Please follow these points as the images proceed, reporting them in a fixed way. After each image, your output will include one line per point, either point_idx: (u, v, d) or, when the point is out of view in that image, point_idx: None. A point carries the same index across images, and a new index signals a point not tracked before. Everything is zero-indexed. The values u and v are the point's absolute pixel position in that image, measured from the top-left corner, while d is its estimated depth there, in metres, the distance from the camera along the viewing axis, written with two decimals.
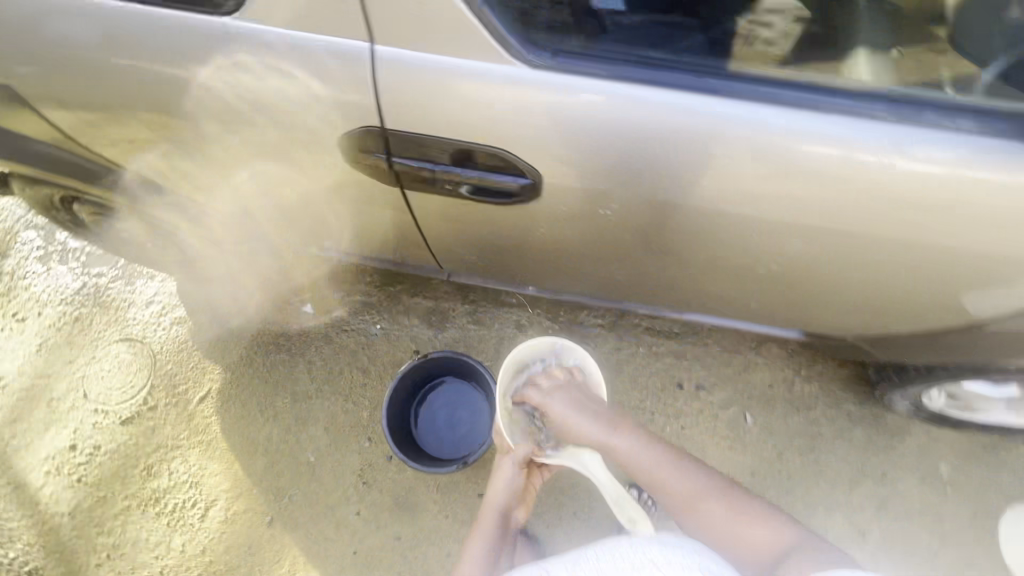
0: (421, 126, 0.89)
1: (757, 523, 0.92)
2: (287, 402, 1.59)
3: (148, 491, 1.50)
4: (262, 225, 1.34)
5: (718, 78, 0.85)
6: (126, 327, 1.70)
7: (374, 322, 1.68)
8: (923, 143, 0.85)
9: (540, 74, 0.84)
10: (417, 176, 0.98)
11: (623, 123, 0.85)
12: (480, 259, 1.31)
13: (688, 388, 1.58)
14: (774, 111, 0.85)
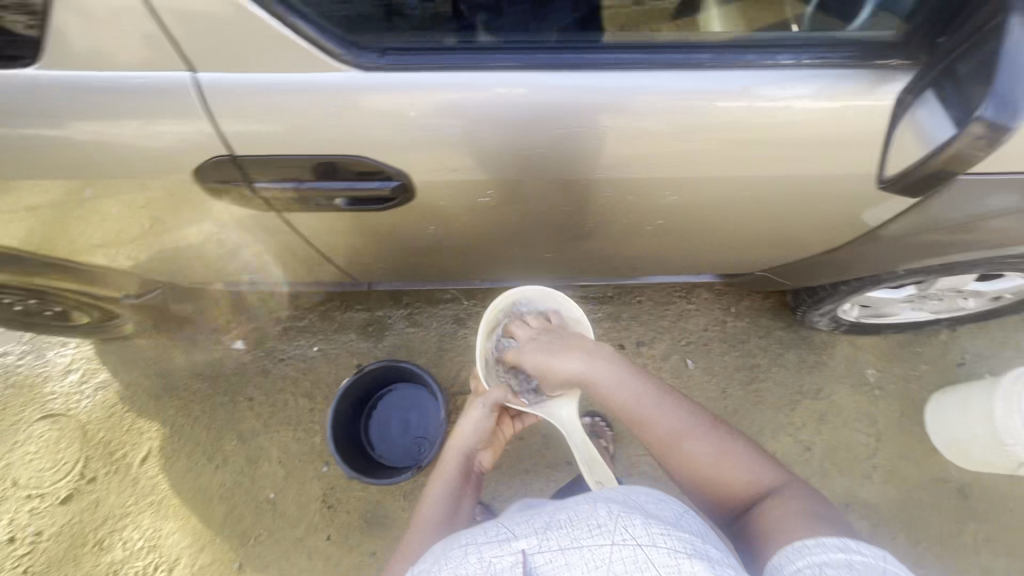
0: (278, 146, 0.86)
1: (736, 464, 0.90)
2: (234, 444, 1.54)
3: (103, 566, 1.43)
4: (162, 271, 1.27)
5: (551, 51, 0.83)
6: (47, 403, 1.60)
7: (310, 345, 1.64)
8: (774, 85, 0.83)
9: (382, 79, 0.82)
10: (287, 197, 0.95)
11: (469, 111, 0.84)
12: (397, 264, 1.29)
13: (629, 347, 1.63)
14: (620, 77, 0.83)
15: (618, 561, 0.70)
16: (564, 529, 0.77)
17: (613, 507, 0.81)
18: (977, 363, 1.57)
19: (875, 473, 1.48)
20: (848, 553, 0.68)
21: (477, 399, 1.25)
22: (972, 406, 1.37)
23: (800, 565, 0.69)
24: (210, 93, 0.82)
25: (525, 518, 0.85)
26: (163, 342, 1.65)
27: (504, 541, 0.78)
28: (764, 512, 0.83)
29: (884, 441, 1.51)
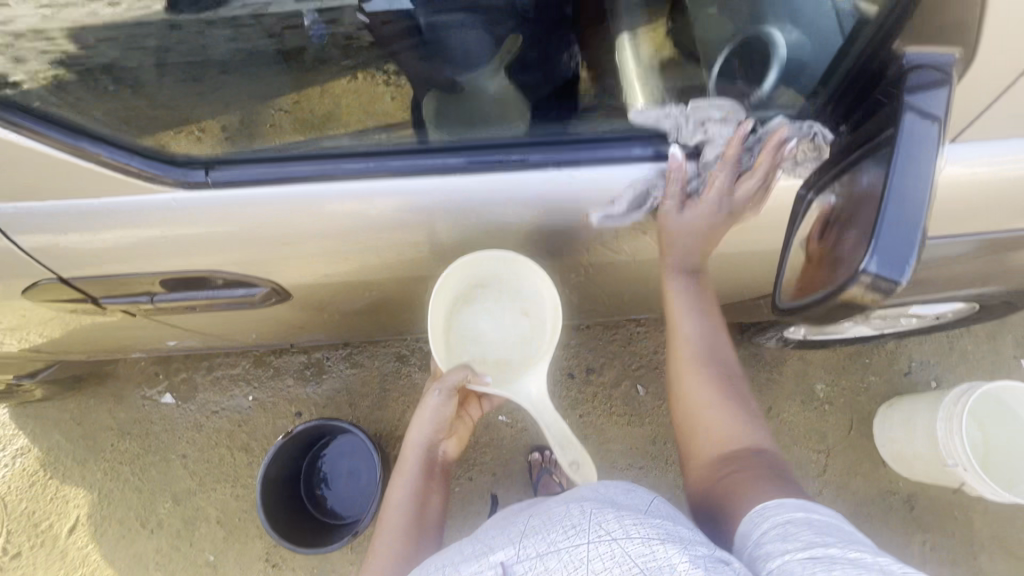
0: (142, 250, 0.81)
1: (721, 415, 0.81)
2: (169, 506, 1.47)
3: None
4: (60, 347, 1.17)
5: (394, 157, 0.78)
6: None
7: (245, 395, 1.56)
8: (676, 173, 0.77)
9: (248, 193, 0.78)
10: (177, 308, 0.95)
11: (321, 218, 0.80)
12: (320, 322, 1.20)
13: (579, 375, 1.58)
14: (502, 175, 0.77)
15: (597, 557, 0.59)
16: (539, 534, 0.66)
17: (585, 504, 0.70)
18: (923, 371, 1.57)
19: (825, 489, 1.48)
20: (806, 512, 0.63)
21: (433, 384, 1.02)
22: (917, 421, 1.38)
23: (764, 529, 0.62)
24: (71, 212, 0.78)
25: (498, 533, 0.74)
26: (85, 401, 1.54)
27: (475, 559, 0.68)
28: (733, 471, 0.74)
29: (834, 456, 1.51)
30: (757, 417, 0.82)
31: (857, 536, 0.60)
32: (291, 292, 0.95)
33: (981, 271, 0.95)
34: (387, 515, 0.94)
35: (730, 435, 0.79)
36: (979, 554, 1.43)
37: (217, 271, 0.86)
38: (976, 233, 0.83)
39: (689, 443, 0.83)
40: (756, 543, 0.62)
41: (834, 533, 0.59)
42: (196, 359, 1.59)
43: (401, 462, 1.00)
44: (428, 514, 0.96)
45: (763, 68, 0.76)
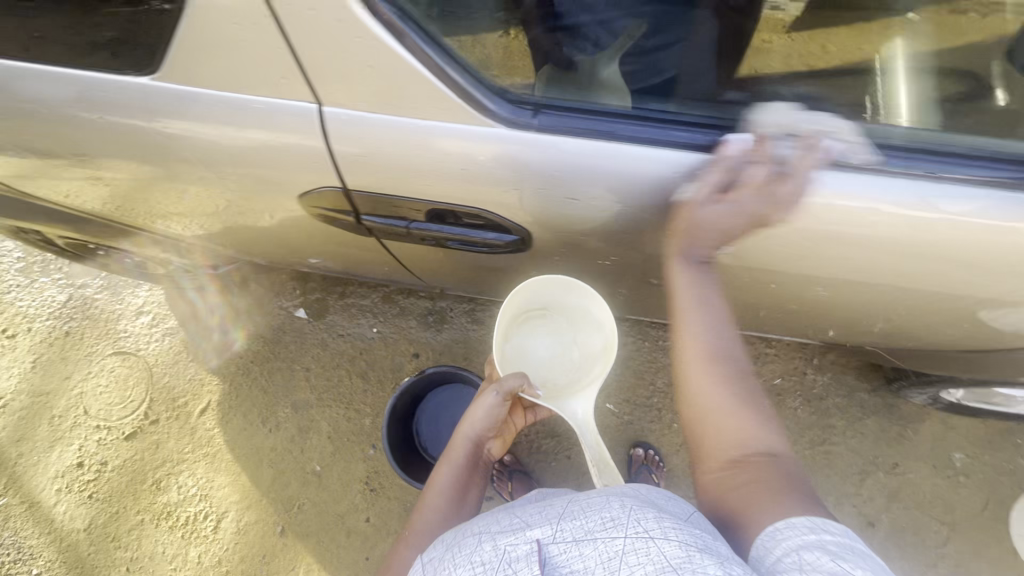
0: (397, 181, 0.87)
1: (732, 411, 0.75)
2: (288, 411, 1.58)
3: (159, 505, 1.52)
4: (243, 239, 1.27)
5: (719, 133, 0.79)
6: (119, 340, 1.66)
7: (369, 326, 1.63)
8: (868, 188, 0.79)
9: (490, 130, 0.80)
10: (403, 234, 0.98)
11: (618, 179, 0.81)
12: (477, 263, 1.23)
13: None
14: (814, 169, 0.78)
15: (632, 554, 0.60)
16: (576, 520, 0.67)
17: (626, 499, 0.70)
18: None
19: (943, 564, 1.37)
20: (819, 536, 0.59)
21: (490, 386, 1.10)
22: None
23: (776, 554, 0.59)
24: (332, 121, 0.82)
25: (541, 510, 0.75)
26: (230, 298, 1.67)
27: (516, 531, 0.69)
28: (749, 475, 0.70)
29: (957, 532, 1.39)
30: (770, 412, 0.77)
31: (873, 563, 0.57)
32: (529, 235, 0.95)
33: None
34: (430, 500, 1.01)
35: (734, 434, 0.74)
36: None
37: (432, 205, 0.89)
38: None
39: (693, 431, 0.77)
40: (769, 570, 0.58)
41: (851, 563, 0.55)
42: (331, 283, 1.67)
43: (448, 449, 1.08)
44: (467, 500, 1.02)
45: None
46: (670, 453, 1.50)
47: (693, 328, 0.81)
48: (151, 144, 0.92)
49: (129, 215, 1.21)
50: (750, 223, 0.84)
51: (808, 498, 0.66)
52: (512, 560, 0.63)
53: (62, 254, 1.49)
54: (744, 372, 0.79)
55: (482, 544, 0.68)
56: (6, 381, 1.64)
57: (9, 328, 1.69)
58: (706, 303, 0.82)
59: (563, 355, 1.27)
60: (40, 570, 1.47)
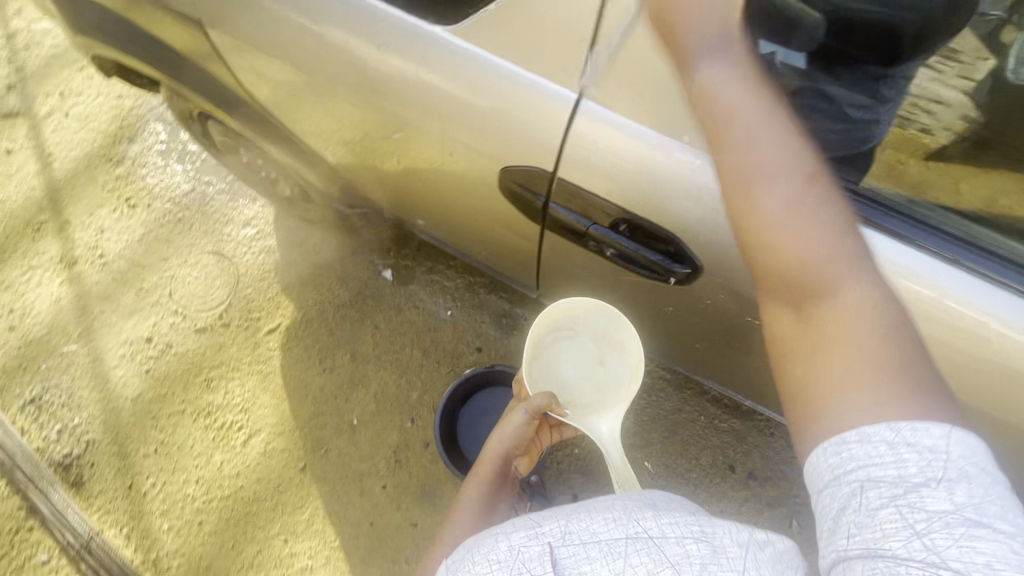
0: (588, 175, 0.92)
1: (806, 236, 0.58)
2: (346, 358, 1.62)
3: (203, 402, 1.58)
4: (387, 183, 1.37)
5: (909, 225, 0.83)
6: (221, 241, 1.77)
7: (446, 307, 1.68)
8: (991, 301, 0.80)
9: (667, 141, 0.86)
10: (571, 228, 1.02)
11: None
12: (588, 275, 1.30)
13: (739, 474, 1.51)
14: (972, 283, 0.81)
15: (633, 554, 0.60)
16: (582, 521, 0.66)
17: (629, 501, 0.69)
18: None
19: None
20: (901, 455, 0.49)
21: (518, 405, 1.14)
22: None
23: (832, 471, 0.52)
24: (546, 100, 0.90)
25: (554, 506, 0.73)
26: (331, 238, 1.76)
27: (530, 528, 0.68)
28: (812, 317, 0.57)
29: None
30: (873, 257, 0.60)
31: (984, 485, 0.49)
32: (697, 271, 0.96)
33: None
34: (456, 517, 1.04)
35: (813, 274, 0.58)
36: None
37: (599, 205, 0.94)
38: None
39: (751, 251, 0.62)
40: (826, 495, 0.52)
41: (932, 504, 0.48)
42: (424, 256, 1.74)
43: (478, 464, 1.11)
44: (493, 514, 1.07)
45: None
46: None
47: (763, 139, 0.62)
48: (377, 80, 1.04)
49: (301, 133, 1.33)
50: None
51: (903, 371, 0.52)
52: (525, 561, 0.63)
53: (210, 149, 1.62)
54: (831, 196, 0.60)
55: (498, 544, 0.67)
56: (114, 242, 1.77)
57: (133, 198, 1.83)
58: (764, 96, 0.64)
59: (588, 374, 1.31)
60: (80, 422, 1.54)
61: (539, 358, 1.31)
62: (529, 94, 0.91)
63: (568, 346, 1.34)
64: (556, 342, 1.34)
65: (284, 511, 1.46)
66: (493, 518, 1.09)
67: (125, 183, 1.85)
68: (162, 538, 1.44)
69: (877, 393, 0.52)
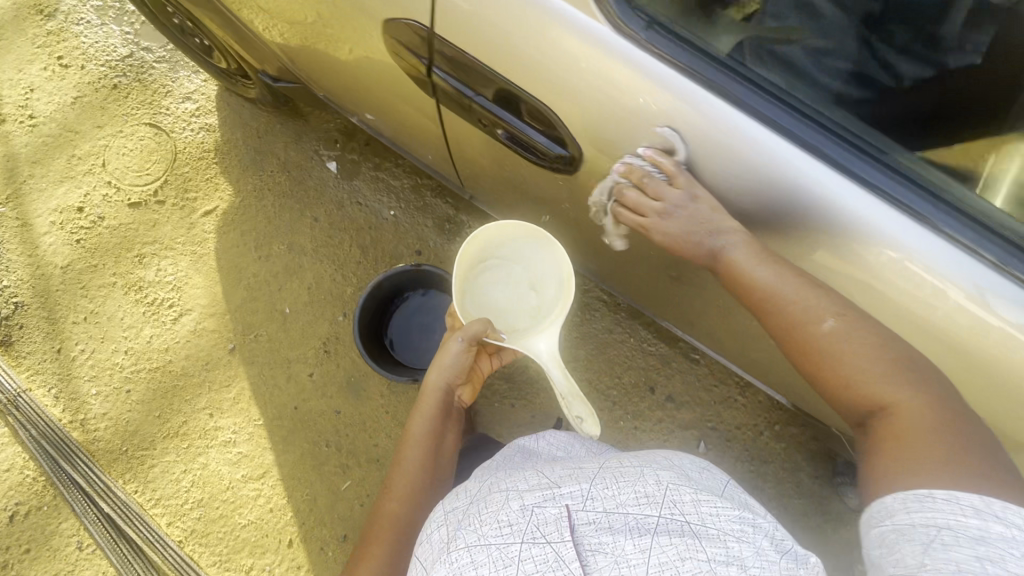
0: (465, 40, 0.84)
1: (853, 370, 0.72)
2: (282, 248, 1.60)
3: (134, 277, 1.56)
4: (317, 65, 1.28)
5: (791, 117, 0.75)
6: (159, 114, 1.67)
7: (388, 207, 1.63)
8: (1003, 291, 0.72)
9: (649, 62, 0.75)
10: (457, 101, 0.95)
11: (664, 119, 0.77)
12: (522, 182, 1.24)
13: (657, 395, 1.55)
14: (853, 191, 0.73)
15: (663, 532, 0.59)
16: (607, 489, 0.64)
17: (661, 472, 0.67)
18: None
19: None
20: (988, 522, 0.57)
21: (453, 330, 1.07)
22: None
23: (903, 515, 0.60)
24: (554, 20, 0.76)
25: (568, 468, 0.71)
26: (275, 122, 1.67)
27: (546, 488, 0.65)
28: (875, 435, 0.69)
29: None
30: (917, 362, 0.71)
31: None
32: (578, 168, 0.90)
33: None
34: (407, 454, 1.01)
35: (863, 393, 0.71)
36: None
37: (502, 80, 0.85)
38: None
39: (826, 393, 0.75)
40: (893, 529, 0.60)
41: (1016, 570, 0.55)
42: (372, 152, 1.66)
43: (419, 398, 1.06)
44: (443, 452, 1.05)
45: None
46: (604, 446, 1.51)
47: (799, 301, 0.75)
48: None
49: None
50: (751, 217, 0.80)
51: (944, 442, 0.64)
52: (541, 524, 0.60)
53: (140, 7, 1.49)
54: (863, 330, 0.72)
55: (507, 502, 0.63)
56: (43, 103, 1.67)
57: (65, 58, 1.71)
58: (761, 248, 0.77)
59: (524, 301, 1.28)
60: (9, 285, 1.53)
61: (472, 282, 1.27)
62: None
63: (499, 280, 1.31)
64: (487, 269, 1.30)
65: (210, 388, 1.50)
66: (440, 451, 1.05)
67: (57, 40, 1.72)
68: (89, 403, 1.48)
69: (938, 469, 0.62)
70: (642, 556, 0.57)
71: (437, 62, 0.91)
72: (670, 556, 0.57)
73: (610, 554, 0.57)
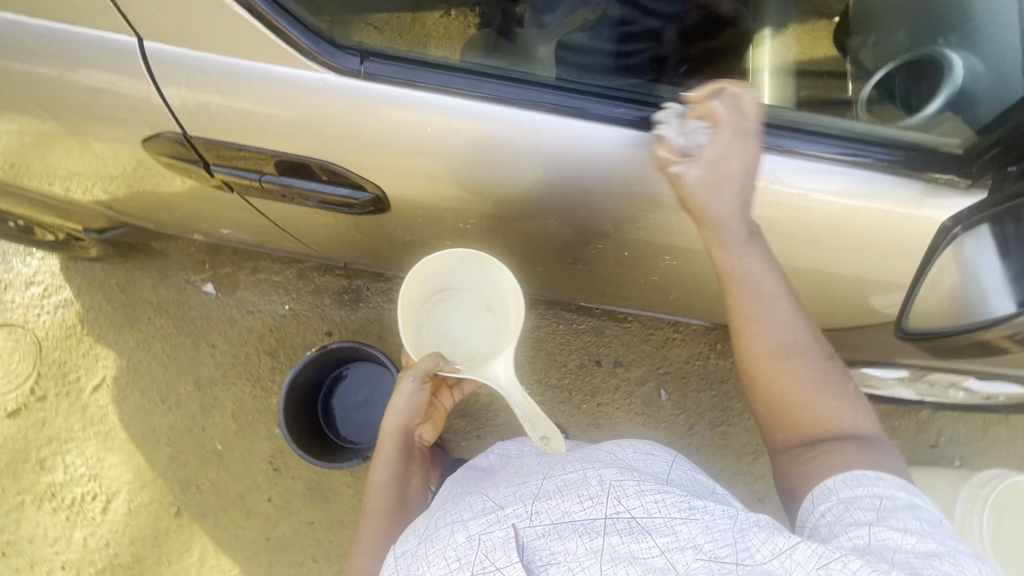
0: (221, 130, 0.78)
1: (825, 401, 0.71)
2: (190, 389, 1.51)
3: (43, 485, 1.43)
4: (139, 212, 1.23)
5: (538, 90, 0.75)
6: (5, 311, 1.55)
7: (282, 302, 1.58)
8: (809, 175, 0.72)
9: (387, 92, 0.73)
10: (248, 186, 0.89)
11: (431, 136, 0.76)
12: (380, 247, 1.21)
13: (605, 365, 1.57)
14: (623, 132, 0.75)
15: (612, 532, 0.56)
16: (552, 500, 0.61)
17: (603, 471, 0.65)
18: (949, 448, 1.53)
19: None
20: (914, 497, 0.62)
21: (407, 370, 0.96)
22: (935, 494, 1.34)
23: (851, 488, 0.65)
24: (342, 99, 0.73)
25: (513, 487, 0.68)
26: (132, 269, 1.57)
27: (490, 513, 0.61)
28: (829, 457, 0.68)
29: None
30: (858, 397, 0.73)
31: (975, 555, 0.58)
32: (387, 205, 0.91)
33: None
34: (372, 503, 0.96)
35: (819, 415, 0.71)
36: None
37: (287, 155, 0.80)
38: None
39: (775, 417, 0.73)
40: (842, 497, 0.64)
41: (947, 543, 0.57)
42: (244, 257, 1.59)
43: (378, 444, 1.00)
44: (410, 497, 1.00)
45: (927, 94, 0.74)
46: (578, 434, 1.53)
47: (776, 317, 0.72)
48: None
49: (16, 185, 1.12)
50: (556, 184, 0.81)
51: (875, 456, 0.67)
52: (488, 551, 0.55)
53: None
54: (832, 365, 0.73)
55: (450, 537, 0.58)
56: None
57: None
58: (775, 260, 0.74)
59: (479, 325, 1.11)
60: None
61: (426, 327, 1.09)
62: (108, 61, 0.73)
63: (453, 302, 1.13)
64: (438, 309, 1.11)
65: (170, 561, 1.39)
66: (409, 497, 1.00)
67: None
68: None
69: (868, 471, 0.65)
70: (595, 557, 0.53)
71: (208, 159, 0.84)
72: (621, 553, 0.53)
73: (563, 562, 0.54)
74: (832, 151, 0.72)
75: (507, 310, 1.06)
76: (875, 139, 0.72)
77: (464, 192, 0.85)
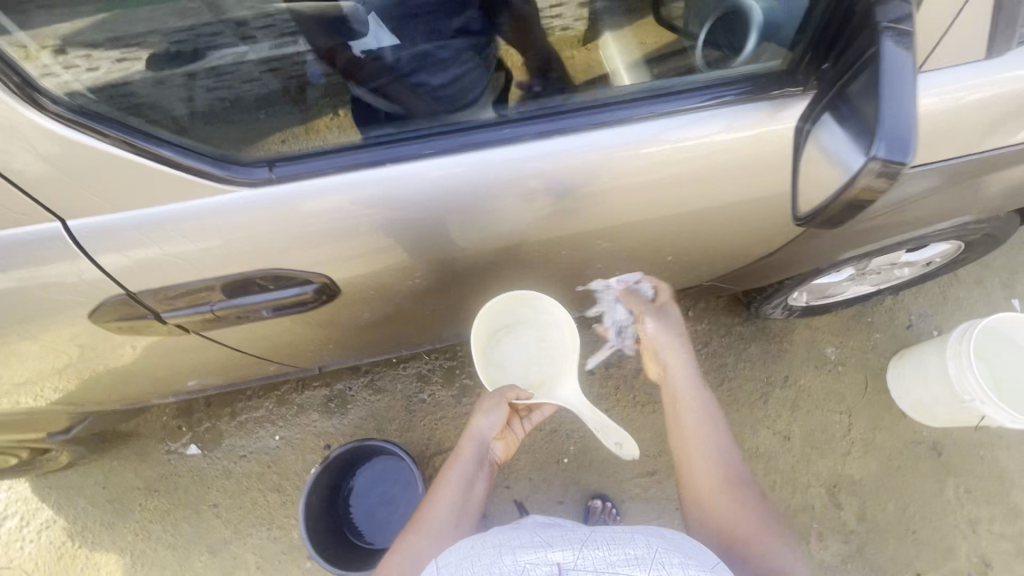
0: (162, 281, 0.80)
1: (740, 525, 0.89)
2: (206, 558, 1.43)
3: None
4: (100, 400, 1.19)
5: (443, 136, 0.79)
6: None
7: (272, 435, 1.54)
8: (682, 127, 0.80)
9: (305, 186, 0.77)
10: (199, 319, 0.89)
11: (363, 213, 0.79)
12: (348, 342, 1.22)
13: (599, 371, 1.60)
14: (531, 147, 0.80)
15: None
16: (597, 550, 0.68)
17: (649, 538, 0.71)
18: (923, 323, 1.64)
19: (849, 447, 1.52)
20: None
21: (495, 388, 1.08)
22: (928, 367, 1.42)
23: None
24: (262, 207, 0.76)
25: (562, 532, 0.76)
26: (107, 462, 1.50)
27: (539, 550, 0.69)
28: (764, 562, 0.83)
29: (856, 417, 1.55)
30: (774, 524, 0.90)
31: None
32: (337, 292, 0.91)
33: (969, 200, 1.02)
34: (441, 492, 0.96)
35: (743, 536, 0.87)
36: (1012, 490, 1.46)
37: (230, 283, 0.83)
38: (978, 156, 0.88)
39: (714, 534, 0.89)
40: None
41: None
42: (217, 405, 1.56)
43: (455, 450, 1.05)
44: (475, 501, 0.98)
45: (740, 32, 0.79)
46: (598, 447, 1.53)
47: (706, 446, 0.99)
48: None
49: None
50: (491, 217, 0.85)
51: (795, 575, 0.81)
52: None
53: None
54: (749, 491, 0.94)
55: (500, 555, 0.67)
56: None
57: None
58: (699, 403, 1.05)
59: (535, 358, 1.18)
60: None
61: (486, 361, 1.15)
62: (25, 258, 0.73)
63: (511, 337, 1.18)
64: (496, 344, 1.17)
65: None
66: (474, 508, 0.97)
67: None
68: None
69: None
70: None
71: (172, 314, 0.86)
72: None
73: None
74: (701, 99, 0.80)
75: (561, 344, 1.13)
76: (731, 79, 0.80)
77: (403, 258, 0.88)
